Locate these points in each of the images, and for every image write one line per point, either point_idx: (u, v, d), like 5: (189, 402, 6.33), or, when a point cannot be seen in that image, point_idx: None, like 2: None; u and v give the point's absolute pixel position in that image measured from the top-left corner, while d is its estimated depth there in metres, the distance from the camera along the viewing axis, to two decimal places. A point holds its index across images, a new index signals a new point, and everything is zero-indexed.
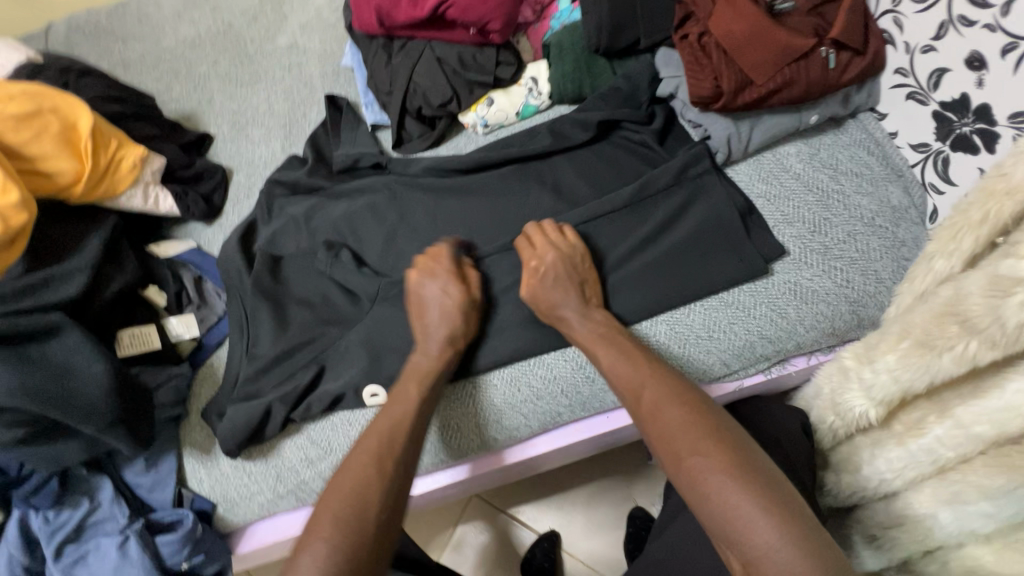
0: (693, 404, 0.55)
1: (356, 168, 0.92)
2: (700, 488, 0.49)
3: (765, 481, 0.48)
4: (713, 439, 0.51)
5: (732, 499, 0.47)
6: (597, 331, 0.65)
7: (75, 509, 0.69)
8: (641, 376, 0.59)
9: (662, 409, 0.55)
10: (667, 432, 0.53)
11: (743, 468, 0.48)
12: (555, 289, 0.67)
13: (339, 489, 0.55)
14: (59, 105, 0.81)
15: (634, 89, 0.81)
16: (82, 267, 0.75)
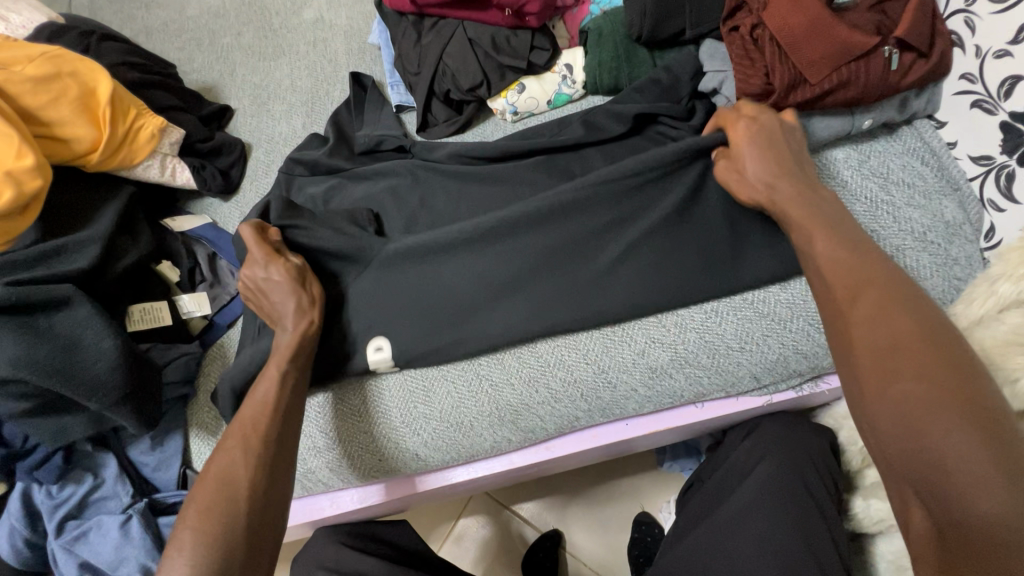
0: (913, 310, 0.46)
1: (378, 150, 0.88)
2: (898, 399, 0.42)
3: (985, 408, 0.39)
4: (931, 348, 0.43)
5: (937, 421, 0.40)
6: (795, 198, 0.57)
7: (78, 485, 0.68)
8: (850, 270, 0.50)
9: (864, 303, 0.47)
10: (866, 331, 0.46)
11: (961, 388, 0.40)
12: (755, 156, 0.60)
13: (210, 479, 0.54)
14: (79, 70, 0.79)
15: (674, 82, 0.77)
16: (95, 237, 0.73)
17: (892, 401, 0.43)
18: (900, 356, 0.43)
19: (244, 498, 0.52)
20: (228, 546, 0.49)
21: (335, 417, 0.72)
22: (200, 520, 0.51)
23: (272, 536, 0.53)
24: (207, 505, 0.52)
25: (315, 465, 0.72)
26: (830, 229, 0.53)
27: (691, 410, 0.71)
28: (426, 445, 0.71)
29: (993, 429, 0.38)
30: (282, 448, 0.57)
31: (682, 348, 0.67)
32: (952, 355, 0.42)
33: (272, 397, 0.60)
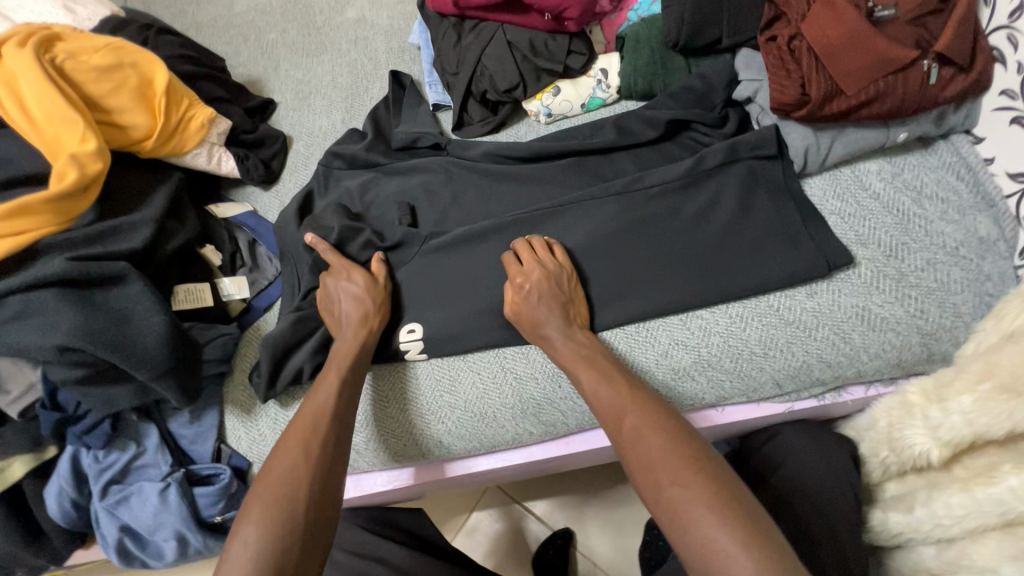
0: (687, 441, 0.53)
1: (414, 147, 0.91)
2: (693, 542, 0.46)
3: (755, 521, 0.46)
4: (704, 481, 0.49)
5: (724, 546, 0.45)
6: (580, 352, 0.65)
7: (123, 452, 0.71)
8: (642, 418, 0.55)
9: (660, 471, 0.51)
10: (663, 469, 0.51)
11: (732, 507, 0.47)
12: (540, 306, 0.67)
13: (270, 477, 0.56)
14: (138, 61, 0.84)
15: (708, 89, 0.78)
16: (147, 220, 0.78)
17: (688, 529, 0.47)
18: (682, 485, 0.49)
19: (309, 494, 0.55)
20: (291, 532, 0.53)
21: (363, 402, 0.75)
22: (263, 518, 0.53)
23: (326, 536, 0.56)
24: (272, 500, 0.54)
25: None
26: (592, 359, 0.64)
27: (711, 414, 0.71)
28: (450, 433, 0.73)
29: (766, 545, 0.44)
30: (338, 451, 0.60)
31: (705, 352, 0.68)
32: (723, 479, 0.49)
33: (332, 401, 0.63)
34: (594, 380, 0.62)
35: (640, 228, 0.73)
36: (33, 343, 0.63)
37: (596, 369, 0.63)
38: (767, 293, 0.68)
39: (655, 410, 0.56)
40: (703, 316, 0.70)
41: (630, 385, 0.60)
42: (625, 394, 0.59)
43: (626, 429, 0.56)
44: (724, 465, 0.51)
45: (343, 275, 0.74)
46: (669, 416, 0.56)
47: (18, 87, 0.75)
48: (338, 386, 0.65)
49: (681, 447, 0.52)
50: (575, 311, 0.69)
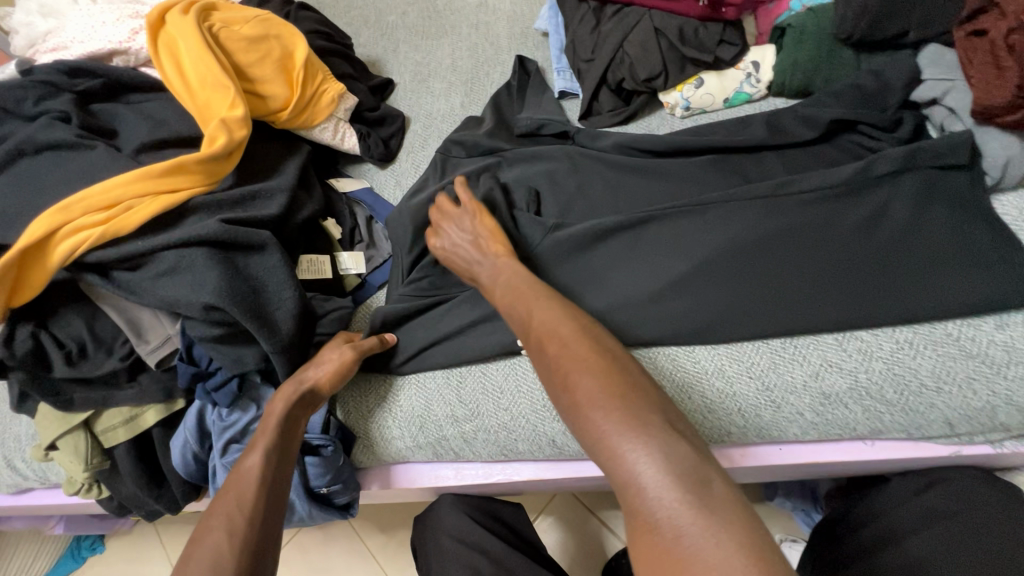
0: (608, 367, 0.50)
1: (538, 134, 0.89)
2: (620, 478, 0.44)
3: (680, 451, 0.43)
4: (625, 414, 0.45)
5: (646, 479, 0.42)
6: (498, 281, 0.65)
7: (244, 412, 0.73)
8: (562, 356, 0.52)
9: (585, 406, 0.47)
10: (577, 394, 0.49)
11: (658, 437, 0.44)
12: (458, 248, 0.72)
13: (196, 549, 0.50)
14: (282, 34, 0.86)
15: (882, 88, 0.70)
16: (282, 188, 0.79)
17: (613, 466, 0.44)
18: (601, 420, 0.46)
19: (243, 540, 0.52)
20: None
21: (476, 389, 0.74)
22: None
23: None
24: (217, 544, 0.51)
25: (451, 433, 0.74)
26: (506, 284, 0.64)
27: (859, 446, 0.65)
28: (564, 433, 0.70)
29: (690, 474, 0.41)
30: (267, 520, 0.55)
31: (865, 378, 0.61)
32: (642, 409, 0.46)
33: (260, 468, 0.59)
34: (504, 304, 0.62)
35: (793, 234, 0.66)
36: (181, 298, 0.65)
37: (514, 289, 0.62)
38: (945, 320, 0.61)
39: (579, 342, 0.53)
40: (862, 338, 0.63)
41: (574, 316, 0.56)
42: (550, 333, 0.54)
43: (556, 367, 0.52)
44: (649, 395, 0.48)
45: (329, 344, 0.75)
46: (591, 344, 0.52)
47: (177, 51, 0.77)
48: (269, 450, 0.62)
49: (603, 379, 0.48)
50: (490, 242, 0.70)
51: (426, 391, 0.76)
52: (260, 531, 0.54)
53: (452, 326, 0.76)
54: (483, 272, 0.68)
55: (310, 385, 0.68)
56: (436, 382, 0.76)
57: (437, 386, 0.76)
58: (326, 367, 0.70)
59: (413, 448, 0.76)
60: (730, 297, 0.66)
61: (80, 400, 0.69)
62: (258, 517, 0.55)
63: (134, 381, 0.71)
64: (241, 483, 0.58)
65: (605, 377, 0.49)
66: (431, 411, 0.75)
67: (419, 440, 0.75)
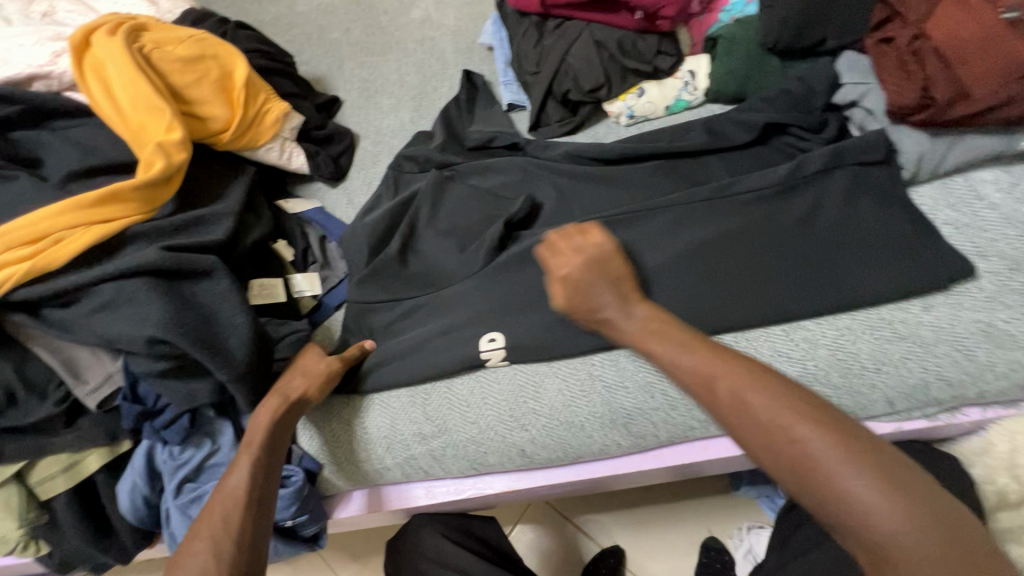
0: (820, 420, 0.46)
1: (489, 146, 0.90)
2: (871, 545, 0.42)
3: (946, 518, 0.41)
4: (887, 483, 0.42)
5: (910, 549, 0.40)
6: (648, 326, 0.59)
7: (198, 449, 0.69)
8: (777, 412, 0.47)
9: (824, 471, 0.44)
10: (782, 440, 0.46)
11: (917, 504, 0.41)
12: (605, 292, 0.62)
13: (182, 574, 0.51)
14: (219, 54, 0.84)
15: (808, 92, 0.75)
16: (227, 212, 0.76)
17: (855, 529, 0.42)
18: (846, 484, 0.43)
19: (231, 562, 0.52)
20: None
21: (441, 405, 0.73)
22: None
23: None
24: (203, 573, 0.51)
25: (420, 452, 0.73)
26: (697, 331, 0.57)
27: None
28: (532, 442, 0.70)
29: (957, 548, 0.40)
30: (253, 534, 0.55)
31: (812, 365, 0.64)
32: (902, 478, 0.43)
33: (245, 484, 0.59)
34: (672, 352, 0.56)
35: (738, 233, 0.69)
36: (123, 333, 0.61)
37: (654, 321, 0.60)
38: (878, 305, 0.65)
39: (750, 386, 0.49)
40: (807, 328, 0.66)
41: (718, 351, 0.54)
42: (755, 385, 0.49)
43: (763, 416, 0.48)
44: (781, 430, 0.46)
45: (308, 351, 0.73)
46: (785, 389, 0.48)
47: (105, 74, 0.74)
48: (253, 463, 0.61)
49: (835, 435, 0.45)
50: (626, 287, 0.63)
51: (391, 411, 0.74)
52: (247, 549, 0.54)
53: (415, 343, 0.75)
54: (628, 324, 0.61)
55: (298, 395, 0.68)
56: (400, 401, 0.75)
57: (402, 404, 0.74)
58: (308, 378, 0.69)
59: (381, 470, 0.74)
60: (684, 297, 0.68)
61: (10, 452, 0.63)
62: (245, 536, 0.55)
63: (73, 426, 0.66)
64: (227, 502, 0.57)
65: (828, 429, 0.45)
66: (397, 431, 0.73)
67: (388, 461, 0.74)
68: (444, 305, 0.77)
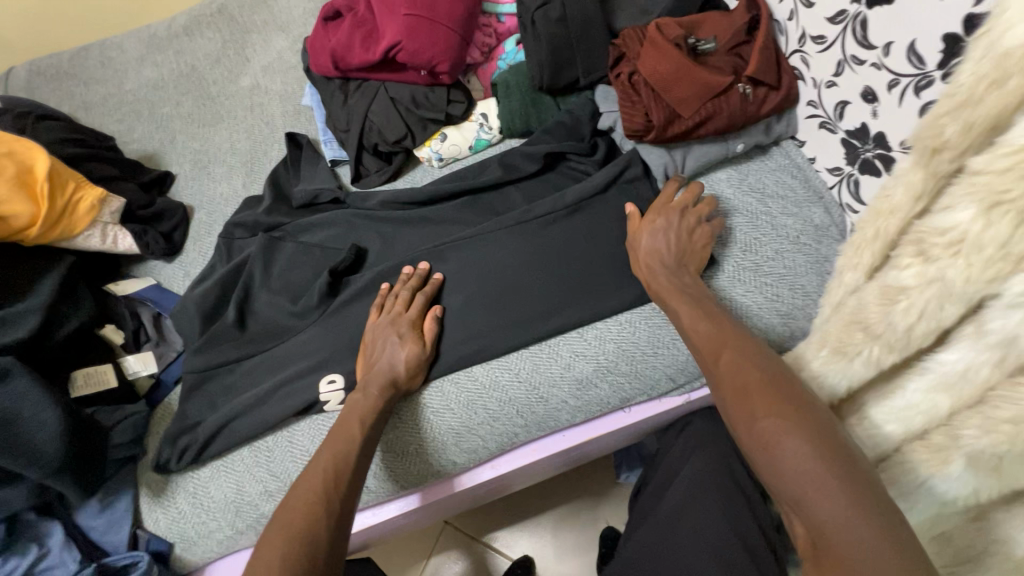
0: (781, 396, 0.49)
1: (316, 203, 0.94)
2: (814, 519, 0.42)
3: (892, 517, 0.41)
4: (833, 463, 0.44)
5: (848, 526, 0.41)
6: (680, 286, 0.68)
7: (22, 557, 0.67)
8: (753, 388, 0.51)
9: (772, 434, 0.47)
10: (745, 405, 0.50)
11: (854, 483, 0.42)
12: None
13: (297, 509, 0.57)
14: (16, 149, 0.83)
15: (577, 122, 0.86)
16: (34, 308, 0.76)
17: (799, 499, 0.44)
18: (794, 454, 0.45)
19: (340, 538, 0.56)
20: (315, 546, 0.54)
21: (284, 459, 0.75)
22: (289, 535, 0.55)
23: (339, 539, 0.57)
24: (287, 554, 0.52)
25: (268, 509, 0.74)
26: (694, 294, 0.66)
27: (620, 416, 0.77)
28: (375, 476, 0.74)
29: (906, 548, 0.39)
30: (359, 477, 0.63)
31: (603, 358, 0.74)
32: (856, 469, 0.44)
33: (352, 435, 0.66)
34: (692, 315, 0.63)
35: (531, 253, 0.79)
36: None
37: (688, 302, 0.65)
38: (648, 298, 0.75)
39: (759, 368, 0.53)
40: (597, 327, 0.75)
41: (755, 349, 0.56)
42: (740, 359, 0.54)
43: (735, 383, 0.53)
44: (766, 408, 0.49)
45: (386, 328, 0.75)
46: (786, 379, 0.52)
47: None
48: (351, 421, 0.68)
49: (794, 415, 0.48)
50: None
51: (236, 474, 0.76)
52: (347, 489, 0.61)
53: (252, 405, 0.77)
54: (661, 277, 0.69)
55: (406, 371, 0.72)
56: (244, 462, 0.76)
57: (245, 466, 0.76)
58: (405, 352, 0.73)
59: (233, 535, 0.75)
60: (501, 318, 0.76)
61: None
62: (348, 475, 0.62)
63: None
64: (338, 449, 0.64)
65: (790, 412, 0.48)
66: (244, 493, 0.75)
67: (238, 525, 0.74)
68: (279, 363, 0.80)
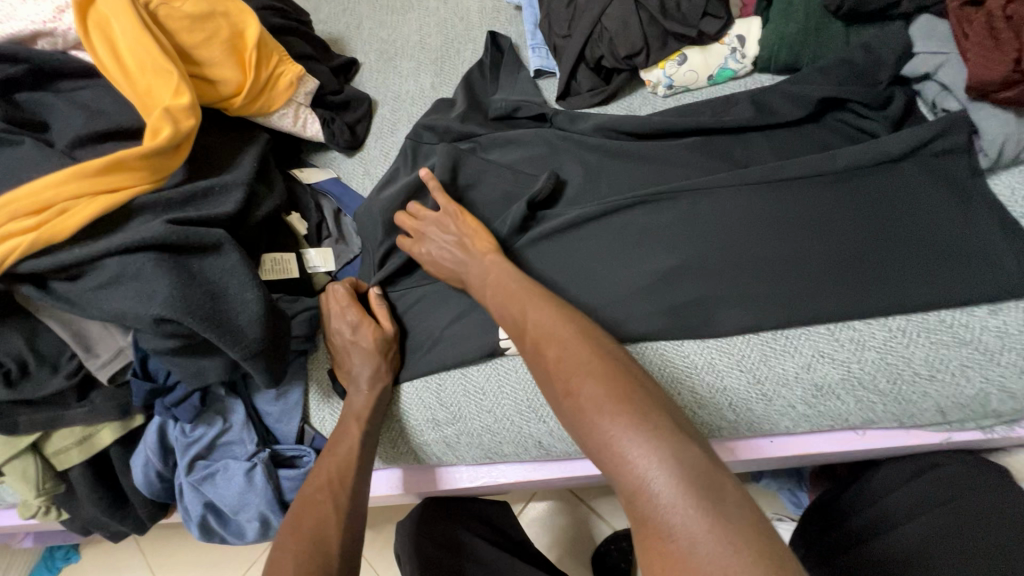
0: (605, 366, 0.51)
1: (513, 117, 0.83)
2: (626, 478, 0.44)
3: (696, 464, 0.43)
4: (621, 409, 0.46)
5: (657, 485, 0.42)
6: (490, 279, 0.64)
7: (209, 427, 0.68)
8: (564, 361, 0.52)
9: (585, 401, 0.48)
10: (562, 379, 0.51)
11: (665, 437, 0.44)
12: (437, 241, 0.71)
13: (308, 506, 0.57)
14: (229, 10, 0.78)
15: (873, 63, 0.67)
16: (239, 182, 0.73)
17: (610, 460, 0.45)
18: (610, 417, 0.46)
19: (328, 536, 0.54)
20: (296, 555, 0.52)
21: (457, 392, 0.70)
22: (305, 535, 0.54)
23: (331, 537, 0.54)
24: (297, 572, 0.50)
25: (433, 438, 0.71)
26: (499, 283, 0.63)
27: (850, 437, 0.64)
28: (552, 434, 0.67)
29: (688, 471, 0.42)
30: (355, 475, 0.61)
31: (857, 368, 0.60)
32: (624, 397, 0.47)
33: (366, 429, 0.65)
34: (499, 304, 0.61)
35: (786, 221, 0.63)
36: (129, 310, 0.59)
37: (519, 287, 0.62)
38: (940, 307, 0.59)
39: (548, 333, 0.55)
40: (855, 328, 0.60)
41: (550, 301, 0.59)
42: (544, 335, 0.55)
43: (555, 366, 0.53)
44: (578, 374, 0.51)
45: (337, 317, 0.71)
46: (599, 347, 0.53)
47: (110, 31, 0.69)
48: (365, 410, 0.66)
49: (660, 434, 0.44)
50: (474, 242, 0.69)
51: (405, 399, 0.72)
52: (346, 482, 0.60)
53: (433, 330, 0.72)
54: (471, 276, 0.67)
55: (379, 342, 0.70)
56: (414, 390, 0.71)
57: (413, 391, 0.72)
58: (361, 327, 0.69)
59: (396, 454, 0.73)
60: (745, 290, 0.62)
61: (24, 423, 0.63)
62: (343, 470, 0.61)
63: (85, 400, 0.65)
64: (343, 439, 0.63)
65: (655, 429, 0.45)
66: (409, 418, 0.71)
67: (405, 448, 0.72)
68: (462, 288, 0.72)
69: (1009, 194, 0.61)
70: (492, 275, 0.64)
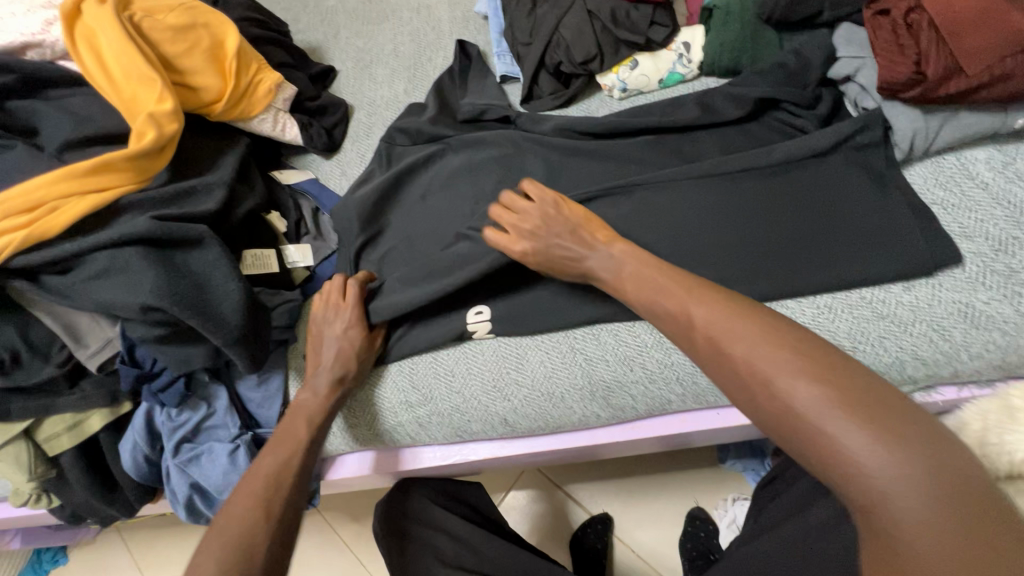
0: (779, 346, 0.46)
1: (481, 119, 0.89)
2: (850, 483, 0.40)
3: (929, 461, 0.38)
4: (841, 404, 0.41)
5: (892, 491, 0.37)
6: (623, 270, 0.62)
7: (194, 411, 0.73)
8: (753, 348, 0.47)
9: (782, 392, 0.44)
10: (753, 370, 0.46)
11: (887, 432, 0.39)
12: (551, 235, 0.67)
13: (259, 473, 0.62)
14: (211, 22, 0.83)
15: (803, 65, 0.73)
16: (221, 182, 0.78)
17: (827, 458, 0.40)
18: (809, 407, 0.42)
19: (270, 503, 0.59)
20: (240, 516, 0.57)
21: (428, 374, 0.75)
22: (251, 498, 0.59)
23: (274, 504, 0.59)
24: (237, 533, 0.55)
25: (405, 419, 0.75)
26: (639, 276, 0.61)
27: None
28: (516, 411, 0.72)
29: (919, 471, 0.37)
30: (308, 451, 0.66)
31: None
32: (851, 389, 0.42)
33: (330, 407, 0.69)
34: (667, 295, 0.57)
35: (726, 210, 0.69)
36: (117, 300, 0.63)
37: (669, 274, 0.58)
38: (860, 285, 0.65)
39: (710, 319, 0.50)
40: (788, 306, 0.67)
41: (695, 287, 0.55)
42: (719, 321, 0.50)
43: (735, 354, 0.48)
44: (763, 363, 0.45)
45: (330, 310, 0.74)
46: (786, 331, 0.47)
47: (97, 42, 0.74)
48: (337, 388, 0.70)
49: (896, 436, 0.39)
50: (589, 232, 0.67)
51: (381, 382, 0.77)
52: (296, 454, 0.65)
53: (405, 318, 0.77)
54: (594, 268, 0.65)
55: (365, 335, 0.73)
56: (389, 374, 0.77)
57: (387, 376, 0.77)
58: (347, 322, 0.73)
59: (371, 435, 0.77)
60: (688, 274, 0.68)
61: (17, 410, 0.67)
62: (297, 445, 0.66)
63: (75, 388, 0.69)
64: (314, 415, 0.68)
65: (882, 428, 0.39)
66: (382, 400, 0.76)
67: (378, 429, 0.77)
68: None
69: (920, 182, 0.68)
70: (636, 270, 0.61)
